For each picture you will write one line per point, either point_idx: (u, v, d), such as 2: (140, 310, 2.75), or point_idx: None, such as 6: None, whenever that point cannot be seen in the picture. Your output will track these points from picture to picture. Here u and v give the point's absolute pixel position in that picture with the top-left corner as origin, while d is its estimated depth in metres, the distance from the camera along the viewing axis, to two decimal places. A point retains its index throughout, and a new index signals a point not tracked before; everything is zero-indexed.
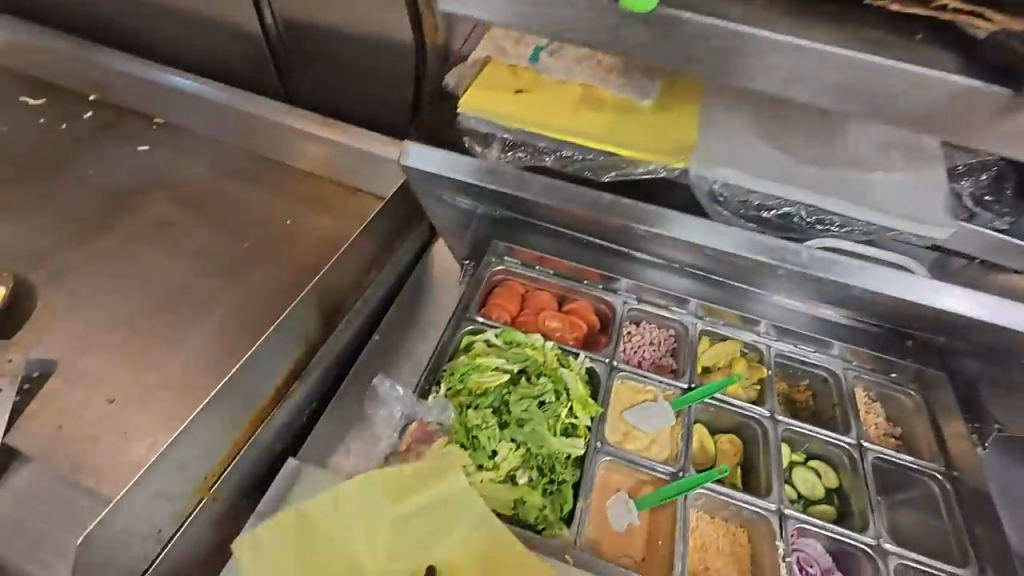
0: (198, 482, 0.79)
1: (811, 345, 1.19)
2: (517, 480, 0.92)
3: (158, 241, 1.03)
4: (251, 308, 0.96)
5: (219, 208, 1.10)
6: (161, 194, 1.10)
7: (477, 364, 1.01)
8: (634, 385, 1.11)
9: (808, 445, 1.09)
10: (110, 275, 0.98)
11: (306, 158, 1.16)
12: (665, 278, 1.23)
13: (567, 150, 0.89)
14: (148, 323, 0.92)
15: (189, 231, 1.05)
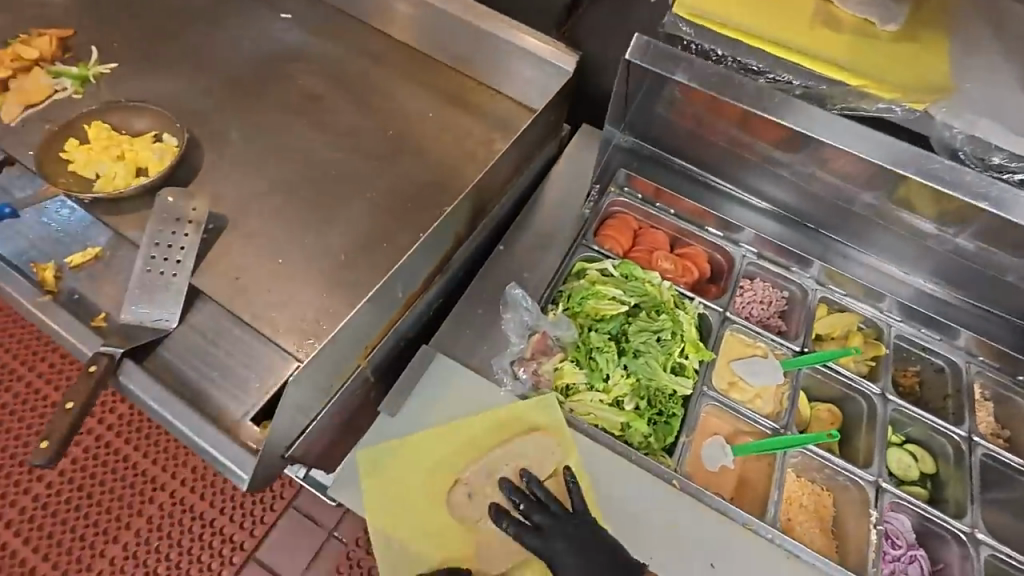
0: (360, 349, 0.82)
1: (936, 332, 1.13)
2: (626, 405, 0.93)
3: (307, 115, 1.04)
4: (390, 195, 0.97)
5: (358, 91, 1.08)
6: (309, 68, 1.10)
7: (597, 291, 1.01)
8: (743, 339, 1.10)
9: (910, 430, 1.07)
10: (258, 143, 1.00)
11: (448, 50, 1.12)
12: (796, 237, 1.17)
13: (784, 73, 0.97)
14: (299, 194, 0.95)
15: (336, 109, 1.05)
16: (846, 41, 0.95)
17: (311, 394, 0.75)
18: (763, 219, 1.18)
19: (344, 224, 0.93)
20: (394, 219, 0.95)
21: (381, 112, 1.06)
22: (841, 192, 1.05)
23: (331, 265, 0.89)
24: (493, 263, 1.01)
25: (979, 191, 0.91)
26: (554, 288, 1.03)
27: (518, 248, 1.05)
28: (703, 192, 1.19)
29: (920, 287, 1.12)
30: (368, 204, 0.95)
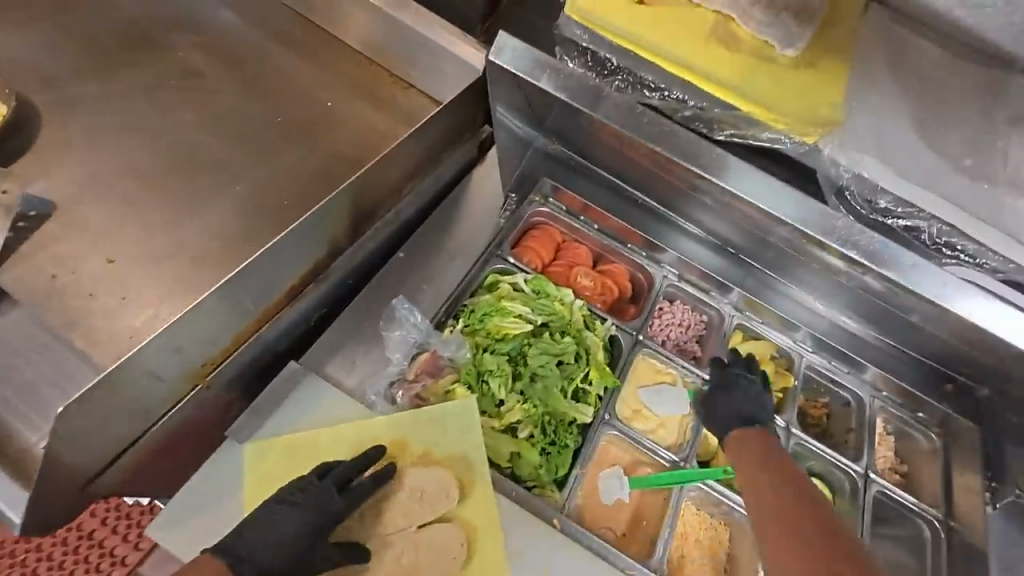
0: (195, 367, 0.74)
1: (845, 366, 1.12)
2: (518, 432, 0.87)
3: (186, 97, 0.95)
4: (266, 191, 0.89)
5: (244, 70, 0.99)
6: (194, 42, 1.00)
7: (501, 308, 0.94)
8: (654, 364, 1.06)
9: (812, 464, 1.06)
10: (125, 121, 0.92)
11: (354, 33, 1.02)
12: (714, 261, 1.15)
13: (679, 96, 0.86)
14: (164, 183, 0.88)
15: (221, 93, 0.97)
16: (747, 63, 0.82)
17: (122, 414, 0.69)
18: (688, 241, 1.15)
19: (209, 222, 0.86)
20: (263, 219, 0.87)
21: (267, 96, 0.97)
22: (756, 223, 0.99)
23: (193, 268, 0.83)
24: (387, 271, 0.93)
25: (864, 243, 0.82)
26: (456, 303, 0.96)
27: (420, 258, 0.98)
28: (628, 210, 1.15)
29: (833, 319, 1.10)
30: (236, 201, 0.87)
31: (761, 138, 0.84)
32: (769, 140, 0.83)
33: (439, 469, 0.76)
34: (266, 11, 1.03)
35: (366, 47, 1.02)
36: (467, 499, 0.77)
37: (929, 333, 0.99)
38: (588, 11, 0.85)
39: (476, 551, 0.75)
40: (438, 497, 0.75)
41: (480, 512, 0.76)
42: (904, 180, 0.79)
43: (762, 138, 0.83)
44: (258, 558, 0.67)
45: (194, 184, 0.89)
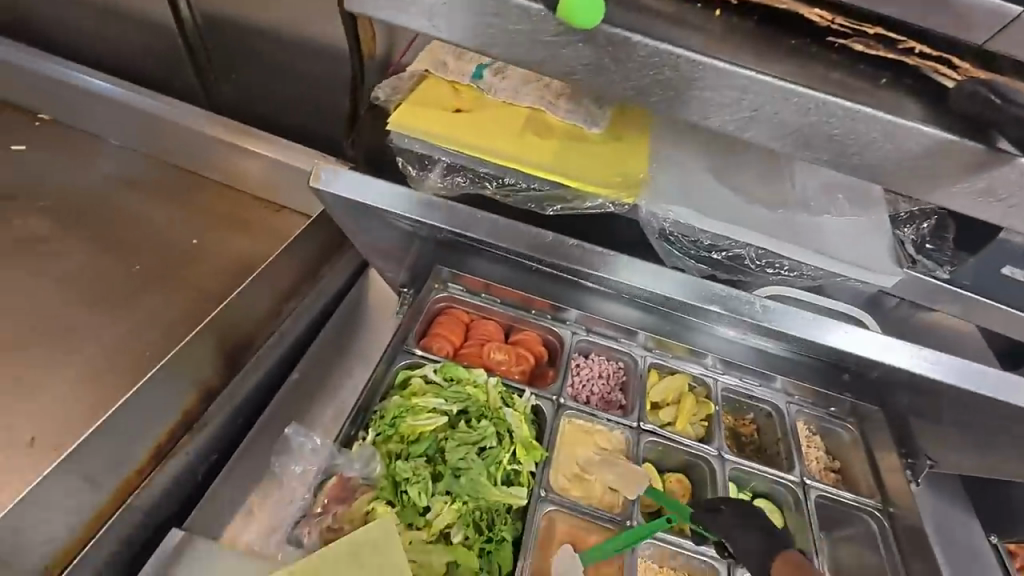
0: (75, 535, 0.76)
1: (756, 379, 1.19)
2: (451, 536, 0.82)
3: (64, 272, 0.94)
4: (139, 344, 0.90)
5: (115, 224, 1.02)
6: (67, 217, 1.01)
7: (414, 405, 0.91)
8: (583, 424, 1.05)
9: (754, 484, 1.07)
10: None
11: (231, 175, 1.09)
12: (600, 306, 1.18)
13: (511, 175, 0.87)
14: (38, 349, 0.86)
15: (101, 259, 0.97)
16: (558, 147, 0.86)
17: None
18: (596, 300, 1.18)
19: (95, 394, 0.84)
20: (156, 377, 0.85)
21: (143, 247, 1.00)
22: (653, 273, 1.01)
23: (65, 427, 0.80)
24: (281, 395, 0.93)
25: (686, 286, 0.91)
26: (365, 414, 0.91)
27: (321, 371, 0.99)
28: (513, 275, 1.17)
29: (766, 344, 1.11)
30: (109, 357, 0.87)
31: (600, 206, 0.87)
32: (598, 208, 0.87)
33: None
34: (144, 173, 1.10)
35: (232, 183, 1.10)
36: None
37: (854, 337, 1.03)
38: (409, 128, 0.85)
39: None
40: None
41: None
42: (746, 224, 0.85)
43: (586, 208, 0.87)
44: None
45: (69, 347, 0.87)
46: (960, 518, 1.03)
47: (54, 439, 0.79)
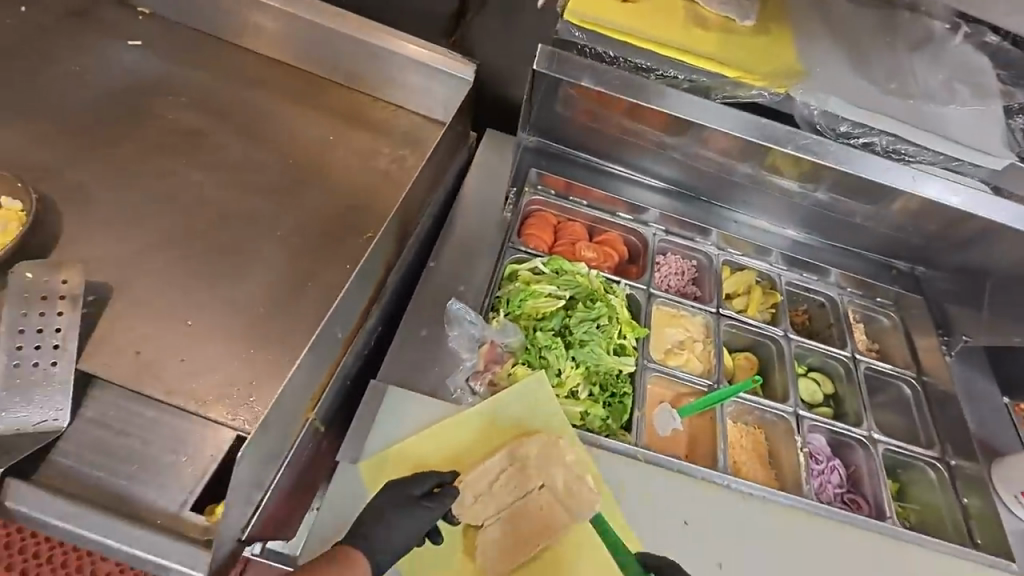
0: (304, 406, 0.72)
1: (813, 275, 1.32)
2: (580, 393, 0.97)
3: (188, 153, 0.89)
4: (284, 230, 0.84)
5: (228, 113, 0.96)
6: (184, 103, 0.96)
7: (534, 290, 1.03)
8: (671, 311, 1.20)
9: (811, 359, 1.24)
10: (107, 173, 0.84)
11: (328, 67, 1.05)
12: (631, 191, 1.30)
13: (677, 66, 1.05)
14: (185, 233, 0.80)
15: (228, 144, 0.92)
16: (715, 38, 1.05)
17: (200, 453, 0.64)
18: (629, 186, 1.30)
19: (257, 278, 0.78)
20: (324, 258, 0.82)
21: (266, 139, 0.95)
22: (721, 165, 1.20)
23: (215, 317, 0.73)
24: (426, 282, 0.98)
25: (834, 155, 1.08)
26: (491, 296, 1.02)
27: (451, 260, 1.04)
28: (581, 172, 1.29)
29: (786, 235, 1.32)
30: (253, 248, 0.81)
31: (754, 95, 1.06)
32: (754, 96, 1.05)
33: (536, 435, 0.83)
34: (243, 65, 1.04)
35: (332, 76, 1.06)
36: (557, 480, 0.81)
37: (876, 232, 1.25)
38: (584, 16, 1.02)
39: (589, 497, 0.81)
40: (526, 476, 0.79)
41: (581, 481, 0.82)
42: (880, 102, 1.01)
43: (751, 95, 1.05)
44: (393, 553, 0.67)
45: (202, 237, 0.80)
46: (985, 387, 1.20)
47: (237, 318, 0.73)
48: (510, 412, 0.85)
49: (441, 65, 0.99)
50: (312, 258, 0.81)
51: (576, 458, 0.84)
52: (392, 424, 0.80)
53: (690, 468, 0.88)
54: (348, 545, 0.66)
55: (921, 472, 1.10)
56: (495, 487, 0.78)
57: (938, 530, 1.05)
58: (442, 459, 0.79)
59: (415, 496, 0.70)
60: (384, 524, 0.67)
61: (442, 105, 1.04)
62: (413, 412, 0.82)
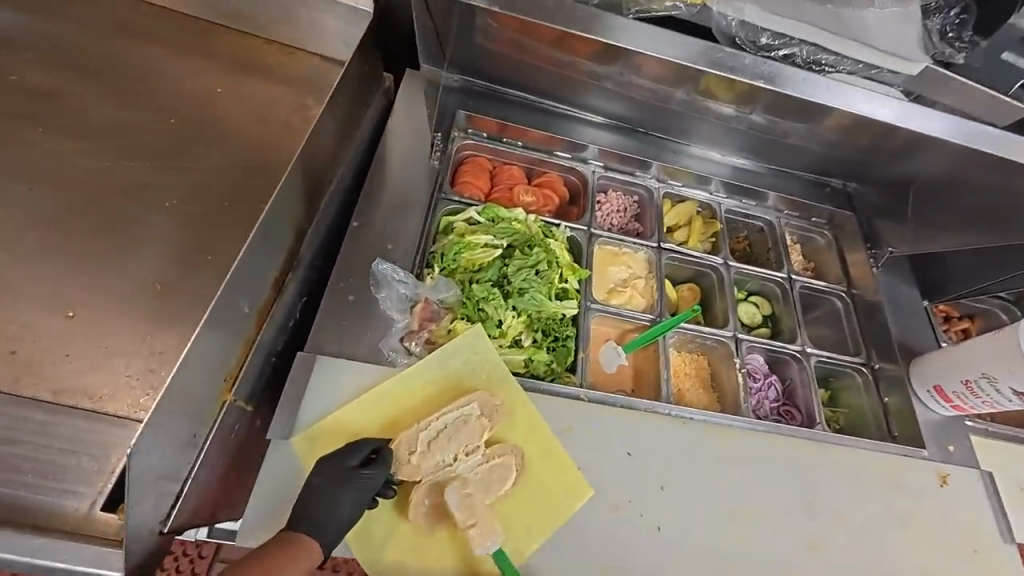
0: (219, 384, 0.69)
1: (751, 200, 1.33)
2: (523, 341, 0.96)
3: (43, 118, 0.77)
4: (173, 199, 0.75)
5: (91, 69, 0.83)
6: (31, 59, 0.81)
7: (468, 242, 0.99)
8: (612, 250, 1.19)
9: (750, 284, 1.28)
10: None
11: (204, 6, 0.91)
12: (582, 130, 1.26)
13: None
14: (54, 214, 0.70)
15: (94, 104, 0.80)
16: None
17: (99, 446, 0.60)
18: (579, 126, 1.26)
19: (147, 254, 0.70)
20: (223, 228, 0.74)
21: (140, 97, 0.83)
22: (656, 92, 1.15)
23: (104, 303, 0.66)
24: (349, 243, 0.92)
25: (759, 71, 1.03)
26: (424, 252, 0.98)
27: (377, 217, 0.98)
28: (531, 114, 1.23)
29: (725, 162, 1.32)
30: (139, 222, 0.72)
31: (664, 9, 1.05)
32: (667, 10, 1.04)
33: (477, 391, 0.82)
34: (100, 9, 0.88)
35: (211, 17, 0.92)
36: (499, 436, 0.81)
37: (808, 151, 1.25)
38: None
39: (529, 444, 0.82)
40: (468, 432, 0.78)
41: (518, 429, 0.83)
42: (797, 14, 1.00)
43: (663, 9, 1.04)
44: (331, 526, 0.65)
45: (78, 215, 0.71)
46: (907, 293, 1.26)
47: (134, 299, 0.67)
48: (443, 368, 0.84)
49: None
50: (208, 231, 0.74)
51: (517, 408, 0.84)
52: (326, 394, 0.77)
53: (630, 402, 0.91)
54: (295, 531, 0.64)
55: (849, 377, 1.18)
56: (435, 444, 0.76)
57: (863, 428, 1.14)
58: (375, 422, 0.77)
59: (353, 467, 0.69)
60: (323, 497, 0.65)
61: (342, 43, 0.92)
62: (348, 380, 0.79)
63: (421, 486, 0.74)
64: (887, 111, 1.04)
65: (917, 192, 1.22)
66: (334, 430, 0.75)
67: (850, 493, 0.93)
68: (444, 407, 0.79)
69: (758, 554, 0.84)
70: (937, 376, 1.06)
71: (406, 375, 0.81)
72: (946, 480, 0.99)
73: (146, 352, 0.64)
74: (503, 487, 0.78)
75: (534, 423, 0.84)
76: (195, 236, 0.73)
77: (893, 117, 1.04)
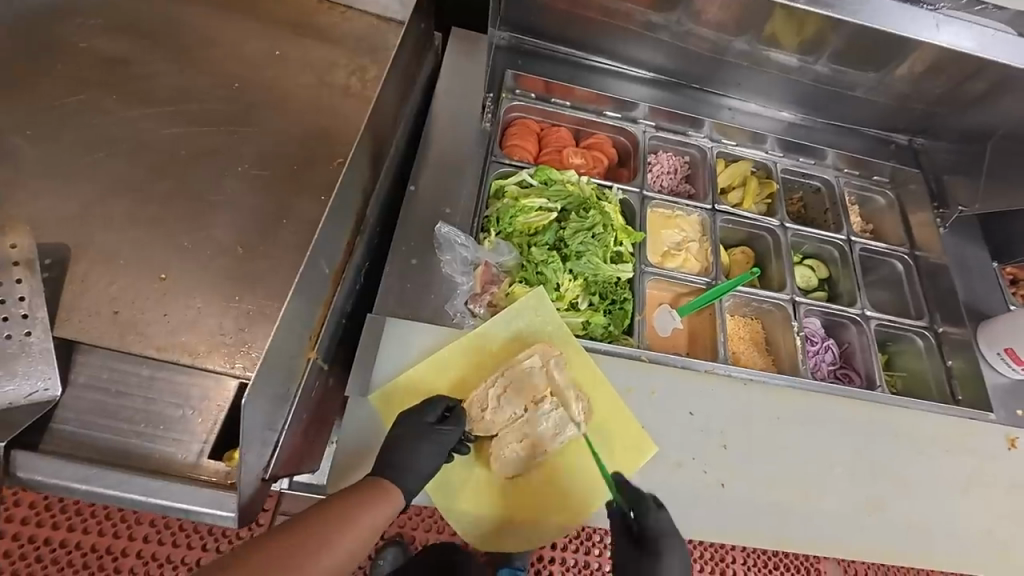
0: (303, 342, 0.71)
1: (809, 159, 1.28)
2: (580, 305, 0.96)
3: (115, 86, 0.78)
4: (244, 164, 0.76)
5: (155, 34, 0.83)
6: (97, 26, 0.82)
7: (524, 205, 0.98)
8: (666, 213, 1.16)
9: (806, 247, 1.24)
10: (33, 119, 0.74)
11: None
12: (620, 85, 1.20)
13: None
14: (138, 181, 0.73)
15: (160, 70, 0.81)
16: None
17: (201, 401, 0.63)
18: (617, 82, 1.20)
19: (227, 218, 0.72)
20: (295, 192, 0.76)
21: (204, 62, 0.83)
22: (715, 43, 1.09)
23: (194, 265, 0.68)
24: (410, 207, 0.93)
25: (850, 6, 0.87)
26: (480, 216, 0.98)
27: (434, 181, 0.98)
28: (568, 71, 1.18)
29: (780, 118, 1.27)
30: (216, 188, 0.74)
31: None
32: None
33: (539, 344, 0.83)
34: None
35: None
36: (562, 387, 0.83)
37: (874, 104, 1.18)
38: None
39: (593, 397, 0.84)
40: (534, 383, 0.80)
41: (581, 383, 0.84)
42: None
43: None
44: (413, 478, 0.68)
45: (159, 180, 0.73)
46: (975, 255, 1.20)
47: (219, 263, 0.69)
48: (505, 324, 0.85)
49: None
50: (281, 194, 0.75)
51: (579, 363, 0.85)
52: (396, 354, 0.79)
53: (688, 363, 0.92)
54: (379, 476, 0.67)
55: (910, 341, 1.15)
56: (504, 399, 0.79)
57: (922, 392, 1.12)
58: (447, 382, 0.79)
59: (429, 422, 0.71)
60: (405, 451, 0.68)
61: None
62: (416, 341, 0.81)
63: (497, 441, 0.77)
64: (1000, 47, 0.89)
65: (996, 144, 1.12)
66: (406, 390, 0.78)
67: (914, 454, 0.92)
68: (507, 363, 0.81)
69: (826, 513, 0.85)
70: (1010, 340, 1.02)
71: (471, 337, 0.82)
72: (1015, 443, 0.97)
73: (236, 312, 0.67)
74: (571, 436, 0.80)
75: (597, 378, 0.85)
76: (269, 199, 0.74)
77: (1008, 55, 0.88)
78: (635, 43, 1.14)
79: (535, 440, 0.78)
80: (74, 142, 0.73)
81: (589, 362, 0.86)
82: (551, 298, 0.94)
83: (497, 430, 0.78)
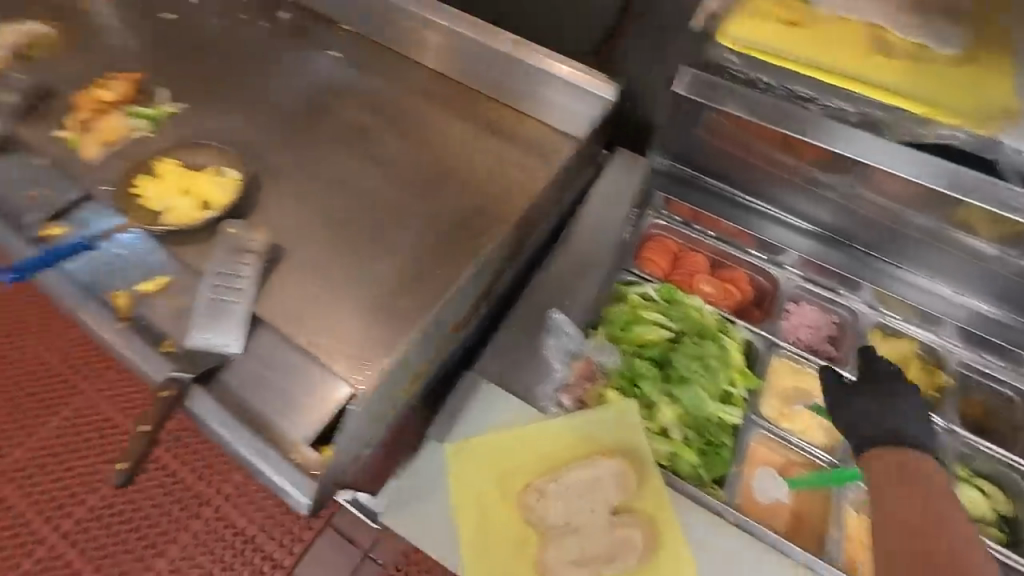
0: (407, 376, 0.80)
1: (1000, 360, 1.06)
2: (672, 433, 0.91)
3: (354, 146, 1.05)
4: (417, 221, 0.94)
5: (394, 116, 1.11)
6: (358, 102, 1.12)
7: (641, 317, 1.00)
8: (795, 368, 1.05)
9: (979, 463, 1.00)
10: (295, 156, 1.01)
11: (471, 76, 1.15)
12: (772, 230, 1.18)
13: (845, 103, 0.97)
14: (342, 215, 0.94)
15: (384, 139, 1.07)
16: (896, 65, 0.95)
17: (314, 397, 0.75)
18: (768, 225, 1.18)
19: (392, 260, 0.89)
20: (448, 253, 0.91)
21: (418, 141, 1.07)
22: (889, 214, 1.03)
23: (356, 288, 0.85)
24: (531, 288, 1.00)
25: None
26: (596, 314, 1.02)
27: (560, 270, 1.04)
28: (718, 205, 1.20)
29: (971, 306, 1.08)
30: (391, 234, 0.92)
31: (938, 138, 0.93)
32: (943, 136, 0.93)
33: (615, 455, 0.81)
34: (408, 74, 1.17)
35: (472, 84, 1.16)
36: (627, 507, 0.78)
37: None
38: (754, 43, 0.99)
39: (659, 534, 0.77)
40: (598, 493, 0.79)
41: (650, 511, 0.78)
42: None
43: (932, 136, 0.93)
44: None
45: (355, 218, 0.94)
46: None
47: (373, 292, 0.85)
48: (587, 422, 0.85)
49: (567, 77, 1.07)
50: (436, 252, 0.91)
51: (653, 491, 0.80)
52: (481, 416, 0.85)
53: (787, 546, 0.78)
54: None
55: None
56: (564, 498, 0.78)
57: None
58: (514, 462, 0.81)
59: None
60: None
61: (571, 115, 1.08)
62: (500, 409, 0.86)
63: (543, 538, 0.76)
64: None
65: None
66: (478, 453, 0.82)
67: None
68: (575, 462, 0.81)
69: None
70: None
71: (550, 426, 0.84)
72: None
73: (370, 335, 0.81)
74: (622, 566, 0.74)
75: (668, 514, 0.78)
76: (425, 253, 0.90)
77: None
78: (800, 194, 1.12)
79: (579, 555, 0.75)
80: (313, 177, 0.99)
81: (664, 494, 0.80)
82: (643, 415, 0.92)
83: (545, 528, 0.77)
